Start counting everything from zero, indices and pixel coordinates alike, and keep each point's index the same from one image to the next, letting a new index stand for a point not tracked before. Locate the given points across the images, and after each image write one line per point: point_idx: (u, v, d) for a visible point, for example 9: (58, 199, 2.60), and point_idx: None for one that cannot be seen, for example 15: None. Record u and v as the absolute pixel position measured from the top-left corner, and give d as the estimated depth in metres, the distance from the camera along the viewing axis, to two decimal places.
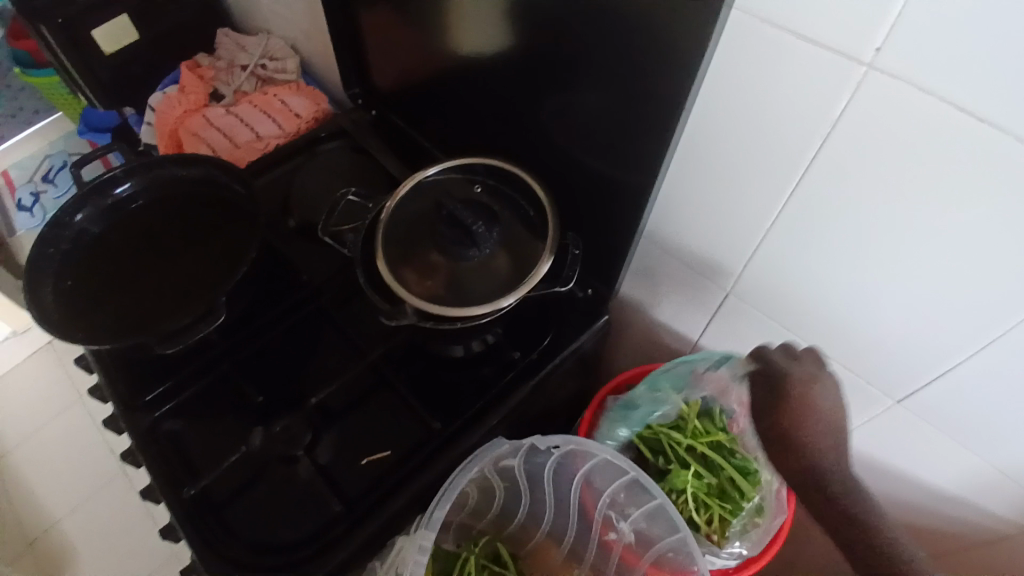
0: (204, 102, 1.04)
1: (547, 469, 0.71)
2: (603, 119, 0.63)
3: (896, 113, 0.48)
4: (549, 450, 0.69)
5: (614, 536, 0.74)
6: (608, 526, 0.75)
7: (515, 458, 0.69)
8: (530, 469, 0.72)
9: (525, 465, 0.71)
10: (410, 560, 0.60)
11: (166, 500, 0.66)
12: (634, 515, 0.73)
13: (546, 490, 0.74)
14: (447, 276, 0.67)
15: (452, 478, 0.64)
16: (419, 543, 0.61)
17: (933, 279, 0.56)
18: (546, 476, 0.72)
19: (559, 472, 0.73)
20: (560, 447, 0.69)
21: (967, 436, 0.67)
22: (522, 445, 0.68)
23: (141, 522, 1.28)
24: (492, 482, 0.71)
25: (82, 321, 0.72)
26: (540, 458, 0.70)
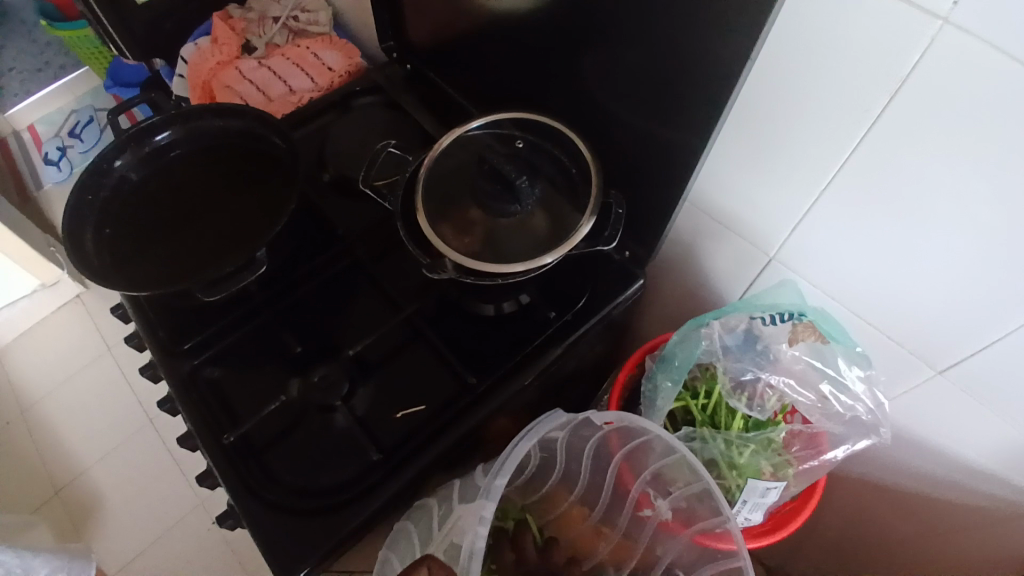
0: (236, 54, 1.02)
1: (590, 446, 0.69)
2: (651, 75, 0.59)
3: (971, 70, 0.44)
4: (597, 425, 0.68)
5: (649, 512, 0.69)
6: (645, 502, 0.70)
7: (561, 431, 0.67)
8: (573, 441, 0.69)
9: (569, 438, 0.68)
10: (470, 531, 0.56)
11: (206, 446, 0.65)
12: (676, 493, 0.68)
13: (584, 462, 0.71)
14: (485, 232, 0.65)
15: (513, 444, 0.61)
16: (479, 514, 0.57)
17: (996, 245, 0.51)
18: (588, 449, 0.70)
19: (600, 449, 0.70)
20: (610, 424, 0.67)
21: (1011, 409, 0.62)
22: (573, 419, 0.67)
23: (167, 471, 1.33)
24: (530, 456, 0.69)
25: (123, 266, 0.71)
26: (587, 432, 0.68)
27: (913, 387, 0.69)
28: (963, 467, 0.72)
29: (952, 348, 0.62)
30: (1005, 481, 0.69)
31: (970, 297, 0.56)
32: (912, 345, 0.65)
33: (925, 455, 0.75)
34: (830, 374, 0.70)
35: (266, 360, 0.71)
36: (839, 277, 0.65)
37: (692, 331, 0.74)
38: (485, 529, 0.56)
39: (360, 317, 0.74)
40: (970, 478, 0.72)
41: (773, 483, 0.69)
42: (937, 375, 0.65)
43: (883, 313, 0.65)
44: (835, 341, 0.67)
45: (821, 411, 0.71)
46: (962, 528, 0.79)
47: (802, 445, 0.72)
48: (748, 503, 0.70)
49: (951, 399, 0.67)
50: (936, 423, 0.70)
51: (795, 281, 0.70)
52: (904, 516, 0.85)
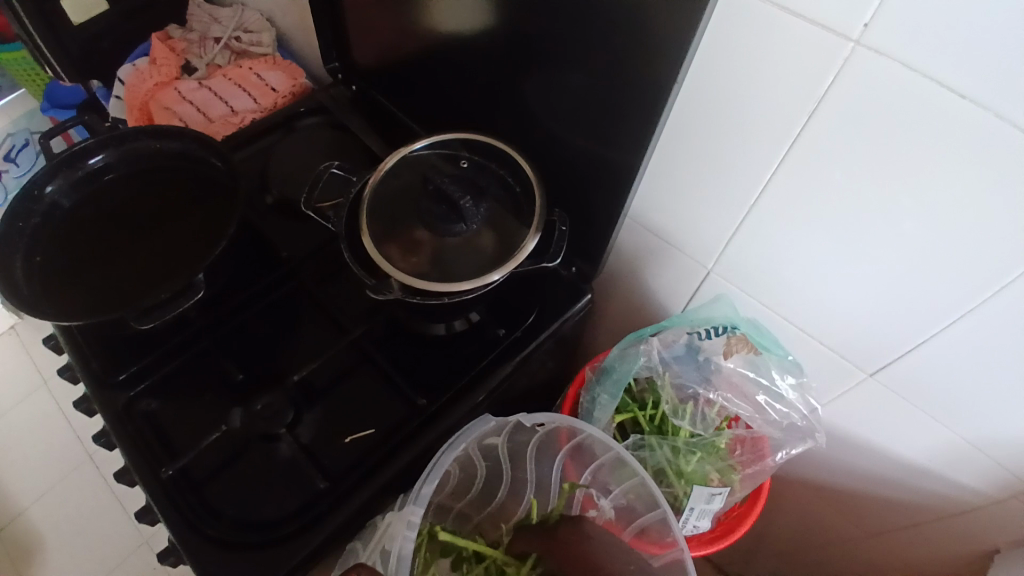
0: (176, 75, 1.00)
1: (531, 449, 0.70)
2: (589, 95, 0.61)
3: (882, 89, 0.46)
4: (532, 427, 0.69)
5: (595, 513, 0.68)
6: (589, 503, 0.69)
7: (498, 436, 0.68)
8: (513, 449, 0.69)
9: (508, 444, 0.69)
10: (399, 536, 0.57)
11: (143, 482, 0.62)
12: (617, 489, 0.68)
13: (529, 468, 0.70)
14: (431, 252, 0.65)
15: (439, 454, 0.62)
16: (408, 519, 0.58)
17: (914, 252, 0.54)
18: (529, 454, 0.70)
19: (542, 450, 0.70)
20: (545, 425, 0.68)
21: (937, 407, 0.65)
22: (506, 423, 0.67)
23: (109, 508, 1.26)
24: (475, 465, 0.68)
25: (53, 295, 0.68)
26: (523, 435, 0.69)
27: (847, 390, 0.72)
28: (898, 465, 0.75)
29: (880, 351, 0.64)
30: (939, 477, 0.72)
31: (892, 301, 0.59)
32: (843, 350, 0.68)
33: (864, 455, 0.77)
34: (764, 383, 0.72)
35: (207, 388, 0.69)
36: (774, 287, 0.68)
37: (631, 346, 0.75)
38: (413, 533, 0.57)
39: (304, 341, 0.72)
40: (905, 475, 0.75)
41: (717, 489, 0.70)
42: (868, 377, 0.68)
43: (815, 320, 0.67)
44: (768, 352, 0.70)
45: (760, 417, 0.73)
46: (901, 523, 0.81)
47: (746, 450, 0.74)
48: (694, 510, 0.71)
49: (882, 400, 0.69)
50: (871, 424, 0.73)
51: (729, 295, 0.72)
52: (849, 516, 0.87)
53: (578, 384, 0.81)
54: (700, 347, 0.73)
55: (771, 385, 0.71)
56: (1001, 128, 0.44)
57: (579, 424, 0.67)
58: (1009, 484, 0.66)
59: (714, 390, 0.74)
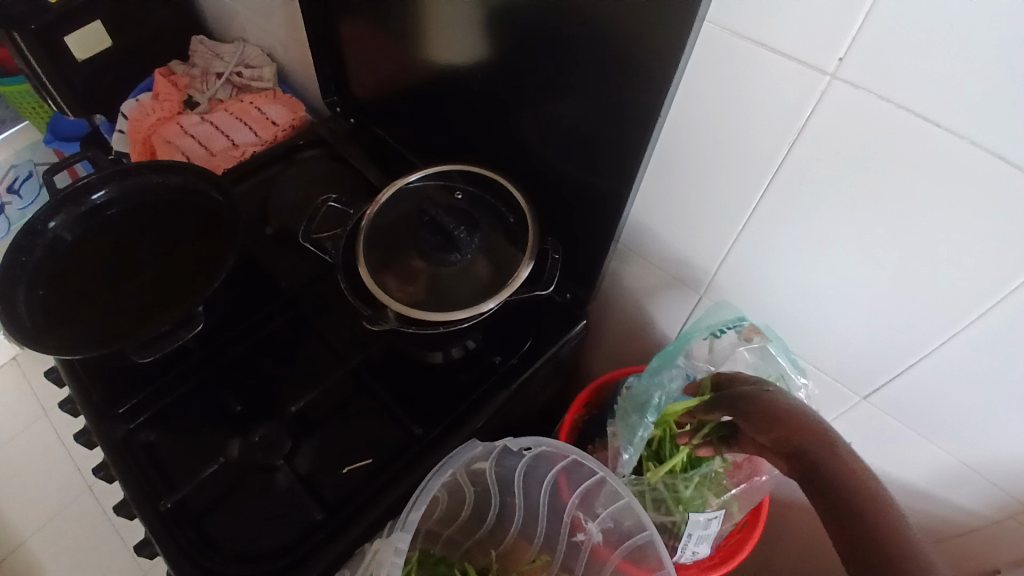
0: (178, 110, 1.02)
1: (518, 472, 0.69)
2: (580, 128, 0.62)
3: (859, 121, 0.48)
4: (519, 452, 0.67)
5: (583, 536, 0.71)
6: (578, 526, 0.71)
7: (486, 461, 0.67)
8: (502, 473, 0.69)
9: (497, 469, 0.68)
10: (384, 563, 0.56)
11: (141, 514, 0.63)
12: (603, 514, 0.69)
13: (517, 493, 0.71)
14: (427, 281, 0.66)
15: (426, 480, 0.61)
16: (395, 545, 0.57)
17: (899, 275, 0.55)
18: (517, 480, 0.70)
19: (531, 476, 0.70)
20: (532, 450, 0.67)
21: (933, 428, 0.65)
22: (494, 447, 0.65)
23: (108, 539, 1.26)
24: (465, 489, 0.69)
25: (54, 329, 0.69)
26: (510, 460, 0.68)
27: (843, 413, 0.72)
28: (898, 487, 0.74)
29: (872, 374, 0.65)
30: (939, 499, 0.72)
31: (880, 325, 0.60)
32: (837, 374, 0.68)
33: None
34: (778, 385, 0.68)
35: (205, 420, 0.69)
36: (766, 310, 0.68)
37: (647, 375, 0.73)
38: (401, 559, 0.56)
39: (303, 370, 0.73)
40: (906, 498, 0.75)
41: (715, 513, 0.70)
42: (862, 400, 0.68)
43: (808, 343, 0.68)
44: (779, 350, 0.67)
45: None
46: None
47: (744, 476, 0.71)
48: (693, 537, 0.71)
49: (878, 423, 0.69)
50: (869, 446, 0.73)
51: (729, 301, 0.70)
52: None
53: (578, 404, 0.82)
54: (719, 350, 0.71)
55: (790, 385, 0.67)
56: (977, 158, 0.45)
57: (566, 448, 0.66)
58: (1008, 505, 0.66)
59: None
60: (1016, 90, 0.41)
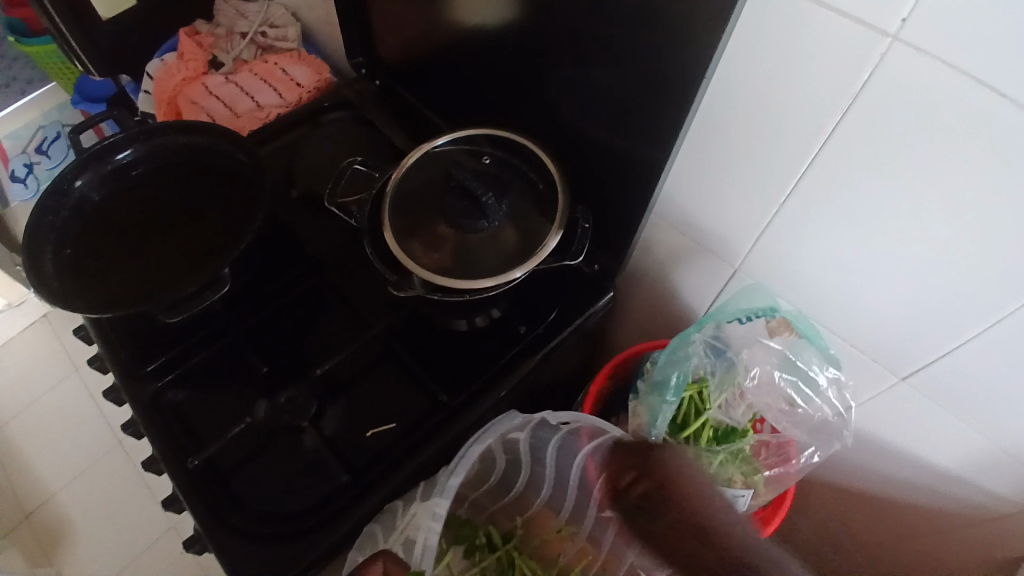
0: (203, 70, 1.01)
1: (553, 447, 0.68)
2: (615, 92, 0.60)
3: (919, 87, 0.45)
4: (556, 426, 0.68)
5: None
6: None
7: (521, 432, 0.66)
8: (535, 444, 0.69)
9: (531, 440, 0.68)
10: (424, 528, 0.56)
11: (170, 471, 0.64)
12: None
13: (549, 466, 0.69)
14: (454, 248, 0.65)
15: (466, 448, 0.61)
16: (433, 511, 0.57)
17: (949, 253, 0.53)
18: (550, 453, 0.69)
19: (564, 450, 0.69)
20: (568, 424, 0.68)
21: (974, 413, 0.63)
22: (532, 419, 0.67)
23: (139, 493, 1.30)
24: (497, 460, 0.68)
25: (82, 287, 0.69)
26: (546, 433, 0.69)
27: (878, 393, 0.70)
28: (930, 470, 0.73)
29: (912, 355, 0.63)
30: (973, 484, 0.70)
31: (923, 306, 0.58)
32: (874, 353, 0.66)
33: (895, 459, 0.75)
34: (802, 374, 0.70)
35: (232, 381, 0.70)
36: (802, 286, 0.66)
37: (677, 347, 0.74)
38: (437, 526, 0.56)
39: (328, 335, 0.73)
40: (937, 481, 0.73)
41: (740, 491, 0.69)
42: (900, 381, 0.66)
43: (845, 321, 0.66)
44: (809, 341, 0.67)
45: (787, 418, 0.72)
46: (931, 528, 0.79)
47: (771, 453, 0.74)
48: None
49: (915, 405, 0.68)
50: (902, 427, 0.71)
51: (766, 284, 0.69)
52: (872, 521, 0.86)
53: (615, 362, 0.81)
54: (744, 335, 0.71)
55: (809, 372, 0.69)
56: None
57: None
58: None
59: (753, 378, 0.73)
60: None
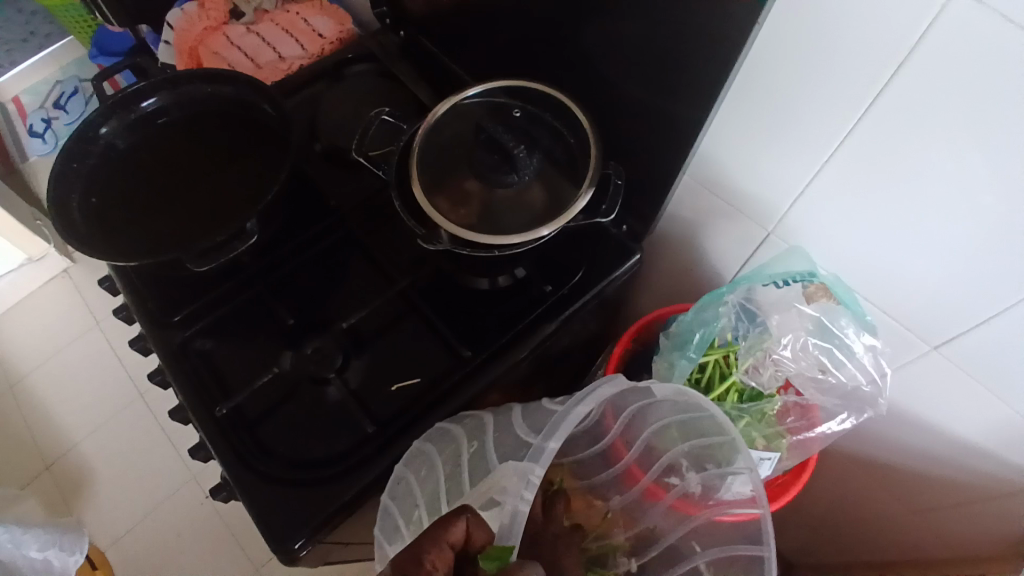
0: (224, 21, 0.98)
1: (636, 407, 0.64)
2: (654, 45, 0.58)
3: (979, 41, 0.43)
4: (650, 391, 0.62)
5: (676, 482, 0.64)
6: (675, 470, 0.65)
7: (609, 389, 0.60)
8: (621, 394, 0.63)
9: (616, 397, 0.63)
10: (514, 495, 0.51)
11: (199, 418, 0.65)
12: (711, 470, 0.61)
13: (620, 422, 0.65)
14: (482, 204, 0.64)
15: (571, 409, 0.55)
16: (527, 477, 0.52)
17: (996, 218, 0.51)
18: (627, 412, 0.65)
19: (643, 411, 0.64)
20: (664, 393, 0.61)
21: (1005, 384, 0.62)
22: (624, 383, 0.60)
23: (160, 444, 1.33)
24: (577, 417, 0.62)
25: (111, 234, 0.70)
26: (635, 395, 0.63)
27: (907, 362, 0.69)
28: (953, 441, 0.72)
29: (947, 323, 0.62)
30: (996, 457, 0.69)
31: (963, 273, 0.56)
32: (907, 321, 0.65)
33: (917, 429, 0.75)
34: (837, 340, 0.68)
35: (257, 332, 0.70)
36: (838, 251, 0.65)
37: (710, 306, 0.73)
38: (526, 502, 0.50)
39: (352, 290, 0.73)
40: (959, 452, 0.73)
41: (766, 454, 0.69)
42: (932, 350, 0.66)
43: (879, 287, 0.64)
44: (846, 308, 0.66)
45: (813, 385, 0.71)
46: (948, 499, 0.79)
47: (793, 419, 0.73)
48: None
49: (944, 375, 0.67)
50: (930, 397, 0.70)
51: (803, 248, 0.67)
52: (890, 490, 0.86)
53: (637, 327, 0.81)
54: (777, 300, 0.69)
55: (842, 339, 0.67)
56: None
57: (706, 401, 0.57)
58: None
59: (785, 345, 0.70)
60: None
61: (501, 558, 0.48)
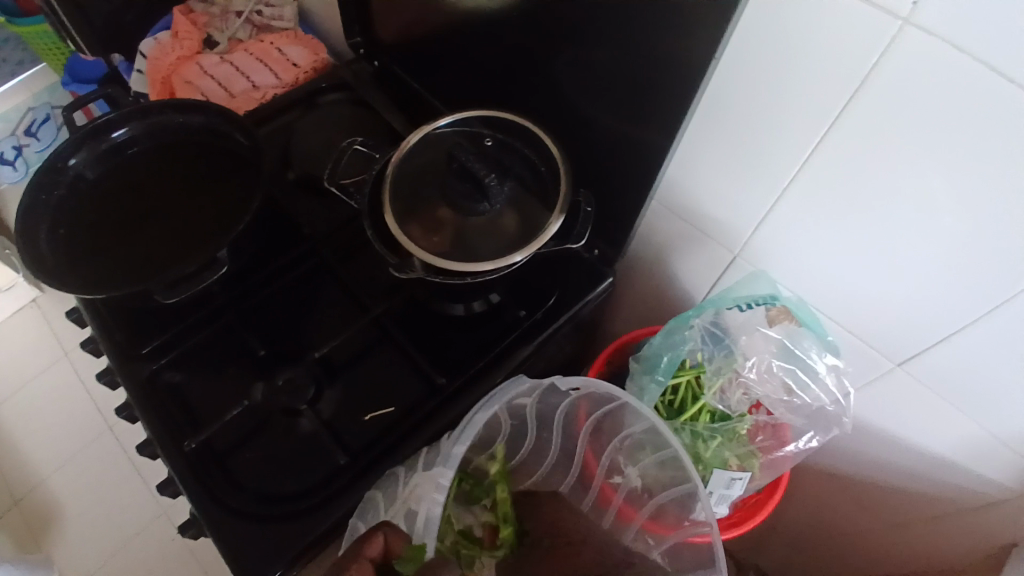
0: (198, 50, 0.99)
1: (562, 412, 0.68)
2: (622, 75, 0.59)
3: (930, 71, 0.45)
4: (566, 391, 0.67)
5: (619, 480, 0.68)
6: (615, 469, 0.69)
7: (529, 397, 0.65)
8: (544, 409, 0.68)
9: (539, 406, 0.67)
10: (426, 499, 0.56)
11: (167, 453, 0.63)
12: (645, 461, 0.66)
13: (555, 433, 0.69)
14: (454, 232, 0.65)
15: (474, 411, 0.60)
16: (437, 481, 0.56)
17: (951, 239, 0.53)
18: (558, 418, 0.68)
19: (569, 417, 0.69)
20: (580, 389, 0.66)
21: (967, 400, 0.63)
22: (541, 384, 0.65)
23: (131, 478, 1.29)
24: (502, 425, 0.65)
25: (78, 266, 0.69)
26: (556, 398, 0.67)
27: (873, 380, 0.70)
28: (922, 456, 0.74)
29: (910, 342, 0.63)
30: (965, 470, 0.71)
31: (923, 292, 0.58)
32: (872, 340, 0.66)
33: (888, 445, 0.76)
34: (801, 361, 0.69)
35: (228, 363, 0.69)
36: (803, 273, 0.66)
37: (677, 329, 0.74)
38: (442, 499, 0.55)
39: (325, 318, 0.72)
40: (929, 467, 0.74)
41: (738, 474, 0.70)
42: (896, 368, 0.67)
43: (844, 307, 0.66)
44: (809, 329, 0.67)
45: (783, 404, 0.72)
46: (921, 513, 0.80)
47: (765, 437, 0.74)
48: (713, 496, 0.71)
49: (909, 391, 0.68)
50: (897, 414, 0.72)
51: (766, 271, 0.69)
52: (865, 505, 0.87)
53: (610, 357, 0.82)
54: (742, 322, 0.71)
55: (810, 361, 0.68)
56: None
57: (616, 390, 0.64)
58: None
59: (750, 367, 0.72)
60: None
61: (415, 559, 0.51)
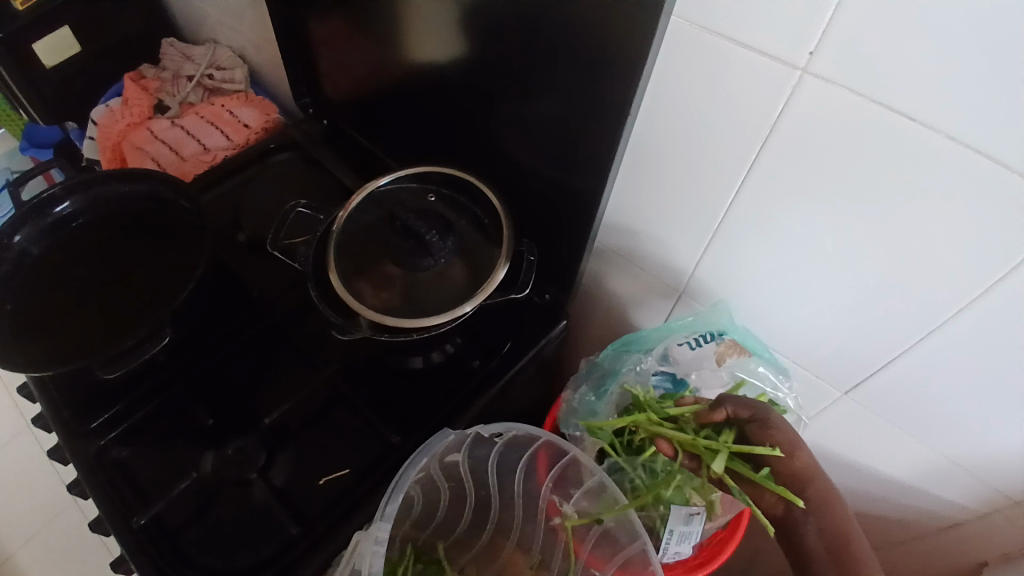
0: (148, 115, 1.00)
1: (490, 463, 0.65)
2: (556, 127, 0.60)
3: (833, 116, 0.47)
4: (491, 439, 0.64)
5: (559, 521, 0.66)
6: (553, 510, 0.66)
7: (459, 453, 0.64)
8: (474, 465, 0.66)
9: (469, 461, 0.65)
10: (366, 552, 0.53)
11: (114, 532, 0.61)
12: (577, 495, 0.65)
13: (492, 487, 0.67)
14: (403, 286, 0.64)
15: (400, 473, 0.58)
16: (374, 535, 0.54)
17: (874, 270, 0.54)
18: (489, 470, 0.66)
19: (503, 466, 0.67)
20: (503, 436, 0.64)
21: (916, 424, 0.64)
22: (466, 436, 0.63)
23: (95, 551, 1.24)
24: (438, 488, 0.66)
25: (22, 344, 0.67)
26: (482, 450, 0.65)
27: (824, 409, 0.71)
28: (882, 481, 0.74)
29: (854, 370, 0.64)
30: (924, 494, 0.71)
31: (859, 322, 0.59)
32: (817, 369, 0.67)
33: (849, 471, 0.76)
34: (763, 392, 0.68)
35: (177, 434, 0.68)
36: (746, 308, 0.67)
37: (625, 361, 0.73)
38: (382, 550, 0.53)
39: (278, 380, 0.71)
40: (892, 491, 0.74)
41: (697, 509, 0.64)
42: (843, 396, 0.68)
43: (787, 338, 0.67)
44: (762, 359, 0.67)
45: None
46: (892, 537, 0.80)
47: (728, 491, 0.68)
48: (674, 535, 0.64)
49: (859, 419, 0.69)
50: (851, 440, 0.72)
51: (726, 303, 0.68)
52: None
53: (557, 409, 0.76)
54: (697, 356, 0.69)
55: (776, 392, 0.67)
56: (951, 152, 0.44)
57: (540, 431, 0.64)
58: (995, 500, 0.65)
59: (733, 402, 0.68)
60: (1015, 90, 0.39)
61: None
